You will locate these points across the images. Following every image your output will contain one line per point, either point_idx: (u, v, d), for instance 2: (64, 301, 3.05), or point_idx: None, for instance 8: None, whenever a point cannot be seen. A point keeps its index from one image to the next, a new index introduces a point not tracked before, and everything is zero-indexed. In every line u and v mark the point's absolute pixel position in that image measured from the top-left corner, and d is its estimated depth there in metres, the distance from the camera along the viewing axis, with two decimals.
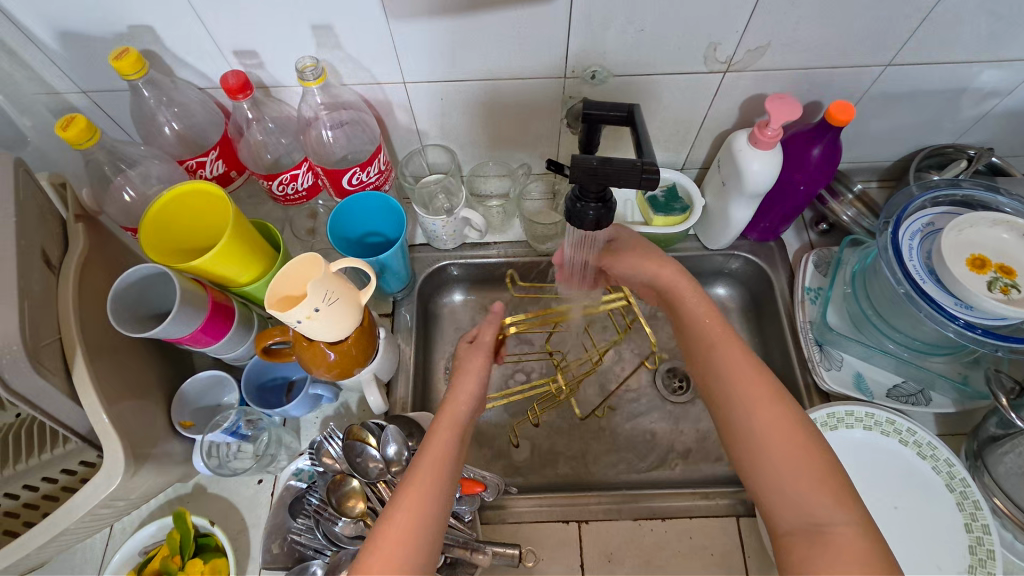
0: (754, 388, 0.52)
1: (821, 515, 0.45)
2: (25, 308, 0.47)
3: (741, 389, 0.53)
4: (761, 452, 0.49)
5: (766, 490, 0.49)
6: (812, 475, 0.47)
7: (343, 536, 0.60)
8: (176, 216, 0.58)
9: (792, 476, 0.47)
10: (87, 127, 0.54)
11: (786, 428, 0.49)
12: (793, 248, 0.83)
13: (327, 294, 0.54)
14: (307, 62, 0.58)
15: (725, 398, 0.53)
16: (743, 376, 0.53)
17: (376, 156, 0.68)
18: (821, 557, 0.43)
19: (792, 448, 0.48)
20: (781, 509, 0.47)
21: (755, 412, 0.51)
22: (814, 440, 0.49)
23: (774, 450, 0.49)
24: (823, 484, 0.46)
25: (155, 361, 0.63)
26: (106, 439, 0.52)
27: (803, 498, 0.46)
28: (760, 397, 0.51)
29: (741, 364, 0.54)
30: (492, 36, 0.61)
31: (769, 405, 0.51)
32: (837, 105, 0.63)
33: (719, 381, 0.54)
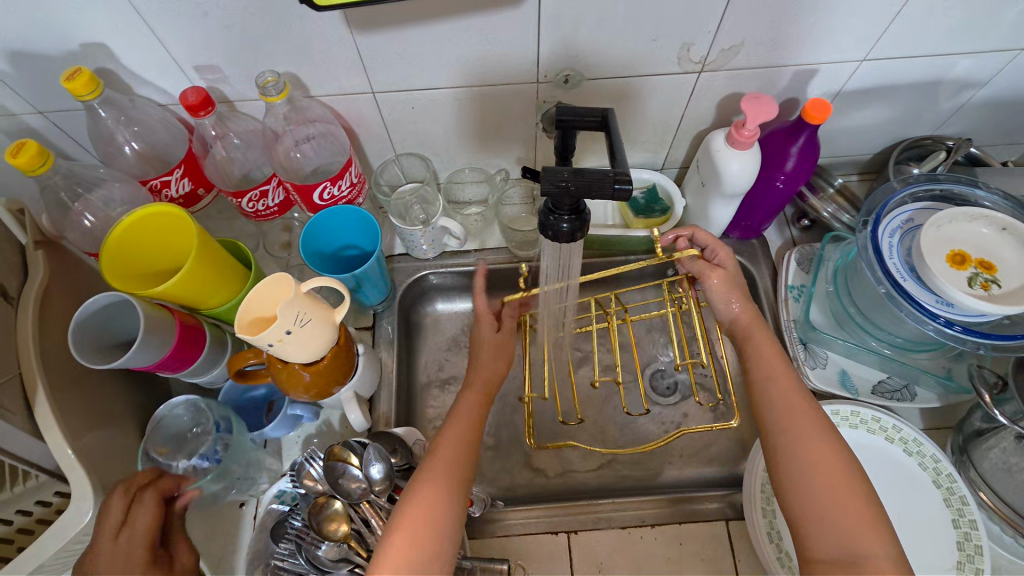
0: (805, 423, 0.53)
1: (859, 544, 0.47)
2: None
3: (787, 420, 0.54)
4: (809, 477, 0.50)
5: (811, 518, 0.49)
6: (856, 508, 0.48)
7: (326, 560, 0.59)
8: (137, 240, 0.55)
9: (836, 507, 0.48)
10: (38, 153, 0.52)
11: (833, 463, 0.50)
12: (775, 246, 0.82)
13: (299, 316, 0.53)
14: (269, 77, 0.56)
15: (774, 430, 0.54)
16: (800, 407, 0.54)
17: (347, 169, 0.66)
18: None
19: (836, 479, 0.50)
20: (821, 538, 0.48)
21: (805, 444, 0.52)
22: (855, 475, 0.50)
23: (822, 480, 0.50)
24: (866, 519, 0.48)
25: (125, 388, 0.61)
26: (73, 475, 0.51)
27: (846, 529, 0.47)
28: (811, 428, 0.53)
29: (799, 399, 0.55)
30: (462, 43, 0.59)
31: (819, 440, 0.52)
32: (813, 103, 0.63)
33: (769, 412, 0.55)
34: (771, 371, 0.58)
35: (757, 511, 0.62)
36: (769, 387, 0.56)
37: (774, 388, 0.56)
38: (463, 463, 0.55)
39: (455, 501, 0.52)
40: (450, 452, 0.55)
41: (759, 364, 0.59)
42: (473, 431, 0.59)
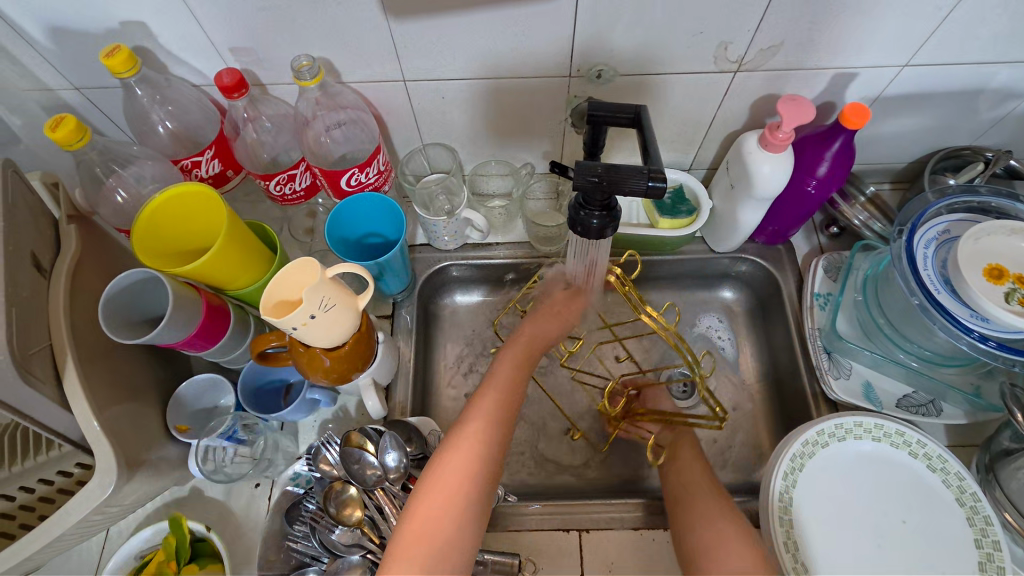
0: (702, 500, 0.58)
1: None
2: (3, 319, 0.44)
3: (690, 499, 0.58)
4: (704, 525, 0.55)
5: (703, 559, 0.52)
6: (744, 570, 0.50)
7: (340, 544, 0.59)
8: (168, 219, 0.56)
9: (721, 546, 0.52)
10: (77, 127, 0.52)
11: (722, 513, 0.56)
12: (802, 252, 0.81)
13: (323, 301, 0.53)
14: (304, 61, 0.56)
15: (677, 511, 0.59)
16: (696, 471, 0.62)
17: (376, 156, 0.66)
18: None
19: (727, 546, 0.52)
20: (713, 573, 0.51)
21: (703, 518, 0.56)
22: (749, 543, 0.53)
23: (711, 524, 0.55)
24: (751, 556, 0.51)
25: (149, 365, 0.62)
26: (98, 447, 0.51)
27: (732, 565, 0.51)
28: (705, 485, 0.59)
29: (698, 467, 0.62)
30: (497, 34, 0.59)
31: (716, 512, 0.56)
32: (851, 107, 0.61)
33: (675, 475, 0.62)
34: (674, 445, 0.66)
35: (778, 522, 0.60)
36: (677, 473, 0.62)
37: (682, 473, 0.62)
38: (495, 428, 0.54)
39: (486, 466, 0.52)
40: (482, 419, 0.54)
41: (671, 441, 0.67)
42: (509, 393, 0.57)
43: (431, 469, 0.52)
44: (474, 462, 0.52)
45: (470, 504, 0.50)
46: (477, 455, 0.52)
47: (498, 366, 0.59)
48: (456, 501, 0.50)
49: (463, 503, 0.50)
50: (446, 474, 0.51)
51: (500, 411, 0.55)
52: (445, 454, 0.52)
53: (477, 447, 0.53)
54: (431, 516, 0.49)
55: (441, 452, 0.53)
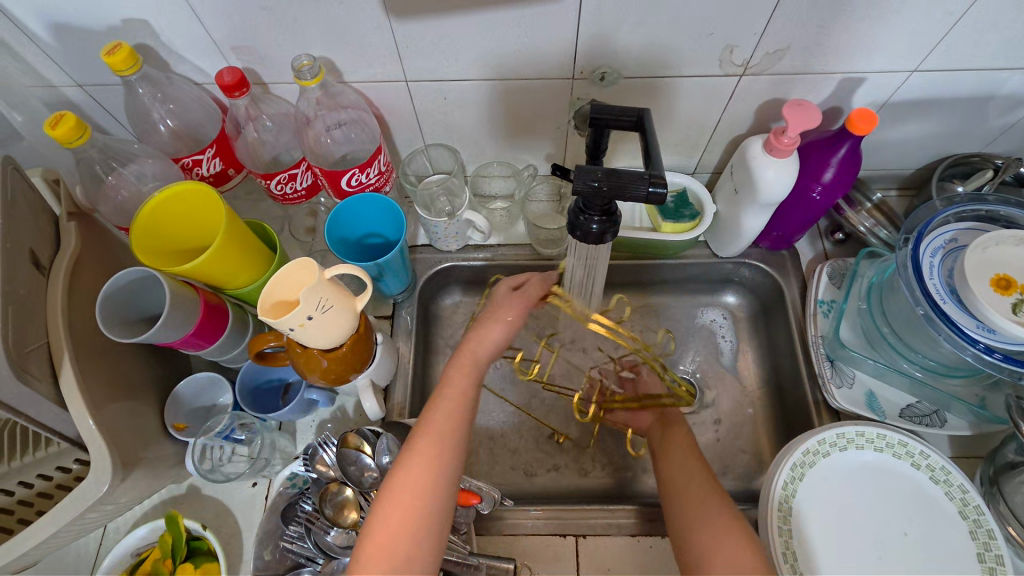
0: (703, 508, 0.52)
1: None
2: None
3: (690, 506, 0.53)
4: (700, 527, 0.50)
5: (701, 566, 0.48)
6: None
7: (335, 545, 0.59)
8: (167, 218, 0.56)
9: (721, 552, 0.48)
10: (76, 125, 0.52)
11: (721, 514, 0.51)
12: (806, 258, 0.80)
13: (321, 302, 0.53)
14: (305, 61, 0.56)
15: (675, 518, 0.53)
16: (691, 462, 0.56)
17: (376, 157, 0.66)
18: None
19: (732, 549, 0.48)
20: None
21: (704, 520, 0.51)
22: (761, 556, 0.48)
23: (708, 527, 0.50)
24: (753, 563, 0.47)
25: (147, 363, 0.62)
26: (93, 445, 0.51)
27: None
28: (700, 481, 0.54)
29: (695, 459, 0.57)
30: (500, 34, 0.58)
31: (716, 513, 0.51)
32: (858, 112, 0.60)
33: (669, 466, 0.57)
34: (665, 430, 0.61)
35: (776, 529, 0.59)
36: (674, 472, 0.56)
37: (681, 474, 0.56)
38: (446, 443, 0.51)
39: (442, 484, 0.49)
40: (433, 435, 0.51)
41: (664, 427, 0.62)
42: (461, 404, 0.54)
43: (382, 492, 0.49)
44: (427, 480, 0.49)
45: (425, 525, 0.47)
46: (430, 472, 0.49)
47: (448, 379, 0.56)
48: (411, 525, 0.47)
49: (419, 527, 0.47)
50: (398, 496, 0.48)
51: (450, 426, 0.52)
52: (397, 475, 0.49)
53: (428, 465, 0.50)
54: (385, 542, 0.46)
55: (391, 474, 0.50)
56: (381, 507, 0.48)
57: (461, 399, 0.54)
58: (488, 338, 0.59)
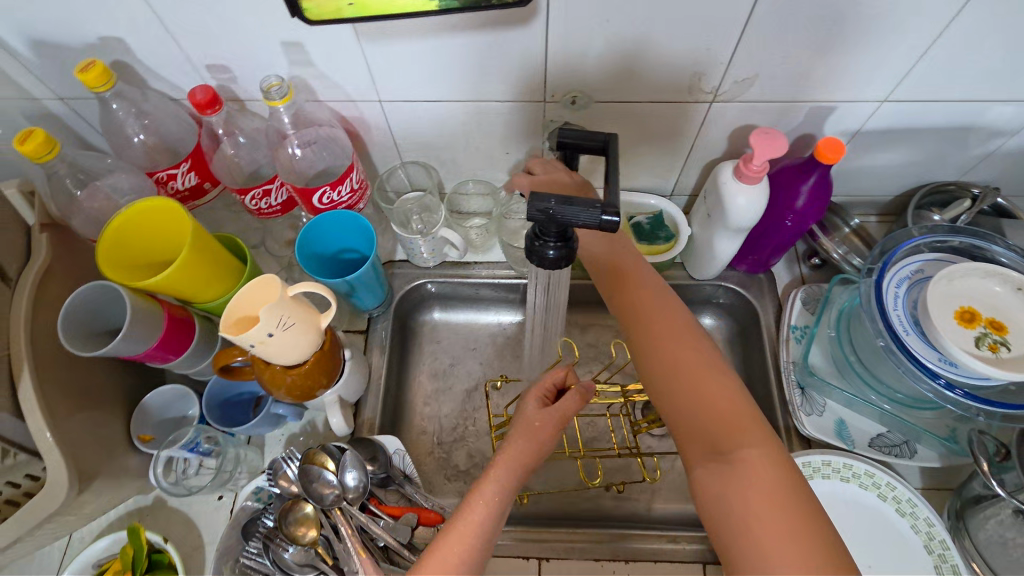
0: (714, 381, 0.49)
1: (727, 439, 0.46)
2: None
3: (699, 374, 0.49)
4: (669, 371, 0.51)
5: (677, 412, 0.49)
6: (723, 420, 0.47)
7: (292, 563, 0.59)
8: (135, 232, 0.56)
9: (699, 392, 0.48)
10: (45, 140, 0.52)
11: (693, 355, 0.51)
12: (783, 282, 0.80)
13: (282, 319, 0.53)
14: (273, 81, 0.56)
15: (669, 376, 0.50)
16: (650, 308, 0.55)
17: (349, 174, 0.66)
18: (732, 483, 0.44)
19: (706, 391, 0.48)
20: (695, 428, 0.48)
21: (674, 360, 0.51)
22: (734, 390, 0.49)
23: (679, 369, 0.50)
24: (727, 403, 0.48)
25: (115, 374, 0.63)
26: (49, 456, 0.52)
27: (708, 414, 0.47)
28: (663, 324, 0.53)
29: (658, 304, 0.56)
30: (470, 57, 0.59)
31: (687, 349, 0.51)
32: (825, 142, 0.61)
33: (629, 314, 0.57)
34: (621, 284, 0.59)
35: None
36: (647, 323, 0.54)
37: (678, 337, 0.52)
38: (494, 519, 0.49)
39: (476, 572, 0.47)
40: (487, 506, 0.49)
41: (614, 271, 0.61)
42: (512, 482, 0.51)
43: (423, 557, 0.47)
44: (481, 544, 0.48)
45: None
46: (480, 538, 0.48)
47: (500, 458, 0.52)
48: None
49: None
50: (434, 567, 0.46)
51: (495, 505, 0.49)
52: (442, 536, 0.48)
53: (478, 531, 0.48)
54: None
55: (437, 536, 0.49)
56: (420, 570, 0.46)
57: (506, 466, 0.52)
58: (516, 456, 0.52)
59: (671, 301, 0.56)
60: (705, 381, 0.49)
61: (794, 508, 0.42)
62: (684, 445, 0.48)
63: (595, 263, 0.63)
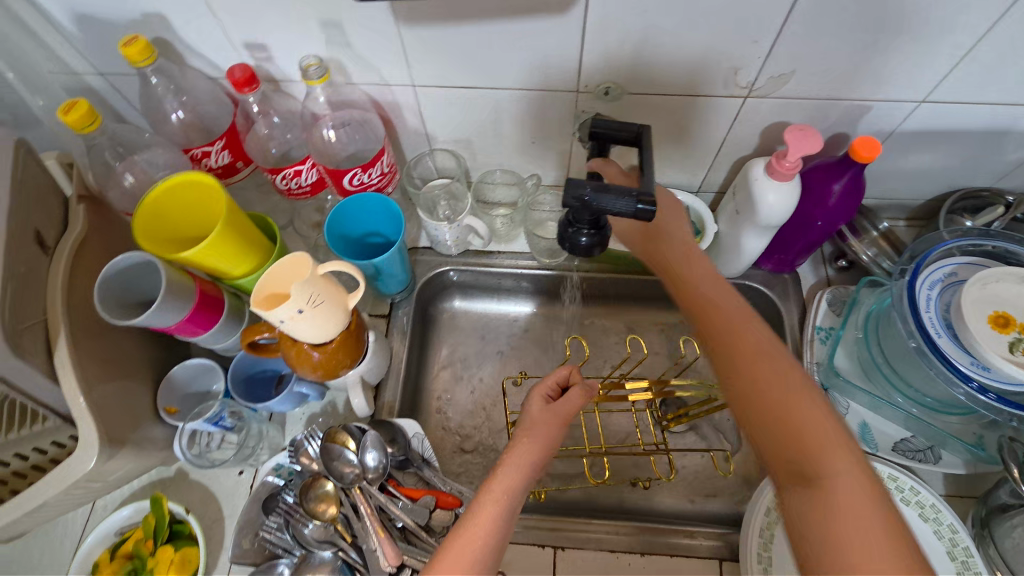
0: (797, 397, 0.45)
1: (813, 462, 0.42)
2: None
3: (780, 389, 0.46)
4: (746, 384, 0.47)
5: (761, 431, 0.46)
6: (811, 440, 0.43)
7: (312, 539, 0.60)
8: (171, 206, 0.57)
9: (782, 410, 0.45)
10: (88, 112, 0.53)
11: (771, 367, 0.47)
12: (808, 283, 0.79)
13: (313, 296, 0.54)
14: (312, 61, 0.57)
15: (746, 390, 0.47)
16: (723, 314, 0.52)
17: (380, 158, 0.67)
18: (820, 511, 0.40)
19: (789, 408, 0.44)
20: (780, 449, 0.44)
21: (752, 371, 0.47)
22: (822, 406, 0.44)
23: (758, 382, 0.46)
24: (814, 421, 0.44)
25: (144, 346, 0.64)
26: (82, 421, 0.52)
27: (792, 434, 0.44)
28: (738, 333, 0.50)
29: (731, 311, 0.52)
30: (505, 44, 0.59)
31: (766, 360, 0.47)
32: (861, 140, 0.60)
33: (701, 319, 0.53)
34: (692, 286, 0.56)
35: (754, 533, 0.62)
36: (722, 330, 0.51)
37: (755, 346, 0.49)
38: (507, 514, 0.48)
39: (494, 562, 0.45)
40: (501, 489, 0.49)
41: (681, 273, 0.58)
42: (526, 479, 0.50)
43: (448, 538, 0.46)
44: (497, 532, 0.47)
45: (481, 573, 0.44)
46: (496, 527, 0.47)
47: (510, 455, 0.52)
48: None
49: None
50: (453, 549, 0.45)
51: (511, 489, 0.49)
52: (466, 516, 0.47)
53: (495, 517, 0.47)
54: None
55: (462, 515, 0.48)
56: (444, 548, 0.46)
57: (518, 466, 0.51)
58: (526, 455, 0.52)
59: (739, 306, 0.53)
60: (798, 406, 0.45)
61: (891, 543, 0.38)
62: (772, 467, 0.45)
63: (662, 267, 0.60)
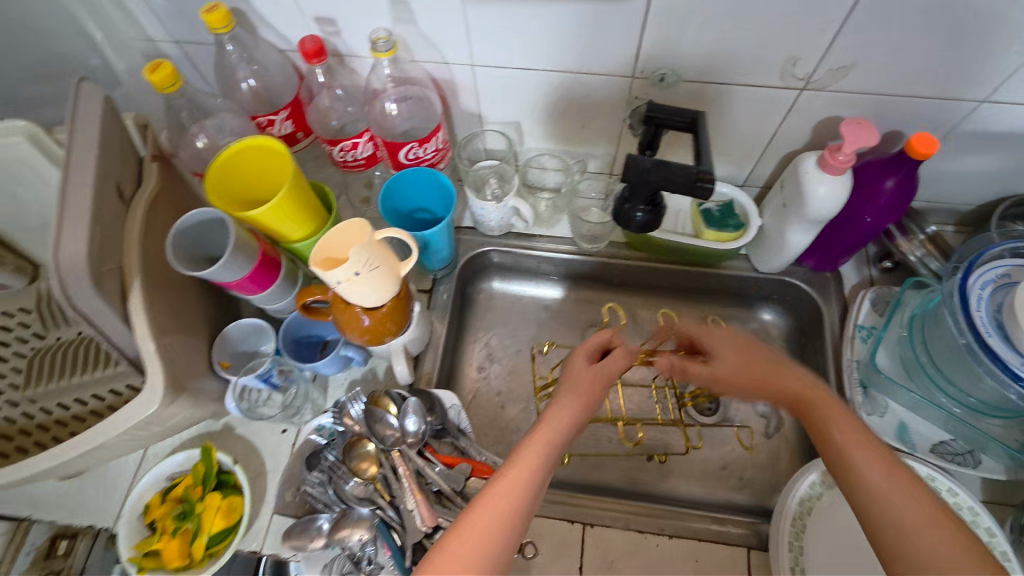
0: (917, 509, 0.45)
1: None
2: (83, 234, 0.48)
3: (899, 498, 0.46)
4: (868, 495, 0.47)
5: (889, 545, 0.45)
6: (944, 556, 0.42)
7: (352, 495, 0.63)
8: (239, 168, 0.60)
9: (909, 523, 0.44)
10: (172, 73, 0.56)
11: (888, 474, 0.47)
12: (850, 282, 0.79)
13: (369, 261, 0.56)
14: (381, 35, 0.59)
15: (867, 498, 0.47)
16: (825, 416, 0.52)
17: (435, 134, 0.69)
18: None
19: (915, 521, 0.44)
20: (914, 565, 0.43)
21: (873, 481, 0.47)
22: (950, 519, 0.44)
23: (880, 492, 0.46)
24: (940, 533, 0.43)
25: (203, 302, 0.67)
26: (151, 365, 0.55)
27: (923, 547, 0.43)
28: (850, 436, 0.50)
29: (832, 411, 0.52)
30: (567, 26, 0.60)
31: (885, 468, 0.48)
32: (919, 136, 0.59)
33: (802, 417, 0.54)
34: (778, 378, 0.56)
35: (784, 518, 0.62)
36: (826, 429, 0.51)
37: (864, 454, 0.49)
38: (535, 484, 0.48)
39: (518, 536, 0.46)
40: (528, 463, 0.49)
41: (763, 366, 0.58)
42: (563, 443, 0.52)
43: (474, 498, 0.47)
44: (523, 503, 0.47)
45: (504, 537, 0.45)
46: (524, 498, 0.47)
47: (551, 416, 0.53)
48: (493, 541, 0.45)
49: (501, 536, 0.45)
50: (480, 505, 0.46)
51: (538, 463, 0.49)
52: (494, 478, 0.48)
53: (523, 489, 0.48)
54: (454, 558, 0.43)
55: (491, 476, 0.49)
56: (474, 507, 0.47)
57: (556, 431, 0.52)
58: (565, 417, 0.53)
59: (857, 420, 0.52)
60: (921, 520, 0.44)
61: None
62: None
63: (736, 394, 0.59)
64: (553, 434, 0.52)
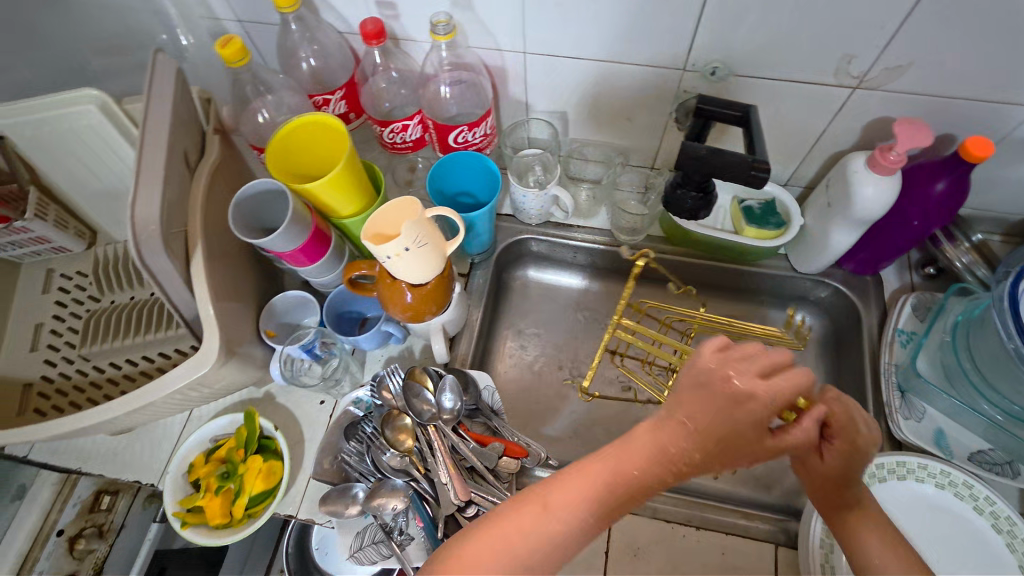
0: None
1: None
2: (156, 196, 0.51)
3: None
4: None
5: None
6: None
7: (388, 466, 0.64)
8: (297, 144, 0.62)
9: None
10: (241, 48, 0.59)
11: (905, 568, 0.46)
12: (891, 287, 0.78)
13: (418, 238, 0.57)
14: (441, 18, 0.60)
15: None
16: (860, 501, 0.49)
17: (485, 119, 0.70)
18: None
19: None
20: None
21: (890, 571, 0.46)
22: None
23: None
24: None
25: (253, 272, 0.69)
26: (208, 328, 0.58)
27: None
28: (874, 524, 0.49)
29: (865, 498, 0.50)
30: (623, 16, 0.61)
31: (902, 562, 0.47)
32: (974, 139, 0.59)
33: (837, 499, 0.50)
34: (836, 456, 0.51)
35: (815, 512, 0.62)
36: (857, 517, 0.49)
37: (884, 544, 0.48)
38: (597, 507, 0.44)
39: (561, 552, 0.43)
40: (591, 479, 0.44)
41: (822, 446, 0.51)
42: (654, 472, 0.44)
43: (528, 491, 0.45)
44: (575, 521, 0.43)
45: (553, 543, 0.43)
46: (579, 514, 0.44)
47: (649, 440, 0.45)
48: (536, 546, 0.43)
49: (541, 546, 0.43)
50: (534, 509, 0.44)
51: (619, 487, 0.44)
52: (559, 475, 0.45)
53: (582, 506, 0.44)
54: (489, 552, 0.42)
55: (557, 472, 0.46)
56: (520, 504, 0.45)
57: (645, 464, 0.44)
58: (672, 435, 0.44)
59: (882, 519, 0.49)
60: None
61: None
62: None
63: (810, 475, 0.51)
64: (649, 460, 0.44)
